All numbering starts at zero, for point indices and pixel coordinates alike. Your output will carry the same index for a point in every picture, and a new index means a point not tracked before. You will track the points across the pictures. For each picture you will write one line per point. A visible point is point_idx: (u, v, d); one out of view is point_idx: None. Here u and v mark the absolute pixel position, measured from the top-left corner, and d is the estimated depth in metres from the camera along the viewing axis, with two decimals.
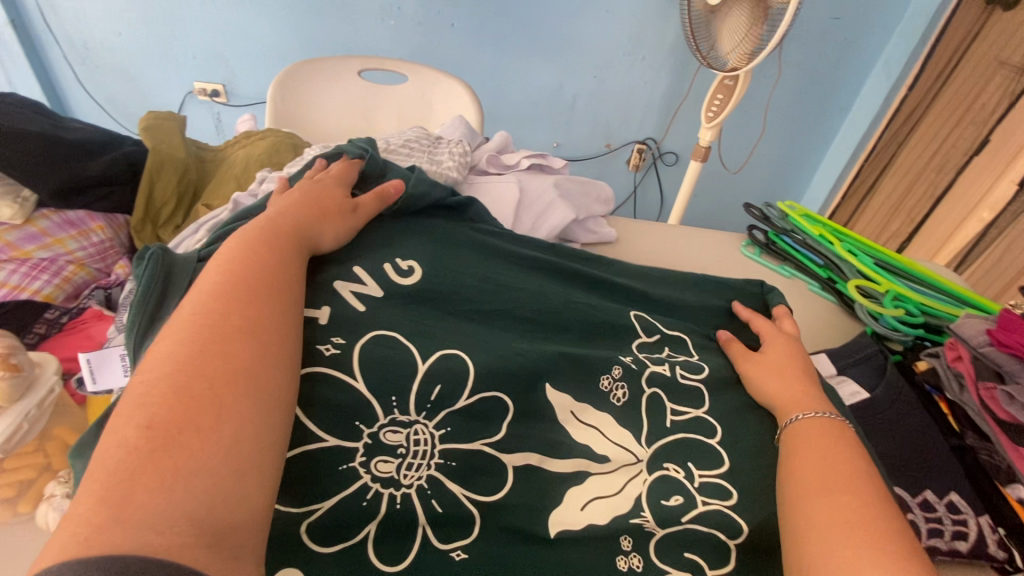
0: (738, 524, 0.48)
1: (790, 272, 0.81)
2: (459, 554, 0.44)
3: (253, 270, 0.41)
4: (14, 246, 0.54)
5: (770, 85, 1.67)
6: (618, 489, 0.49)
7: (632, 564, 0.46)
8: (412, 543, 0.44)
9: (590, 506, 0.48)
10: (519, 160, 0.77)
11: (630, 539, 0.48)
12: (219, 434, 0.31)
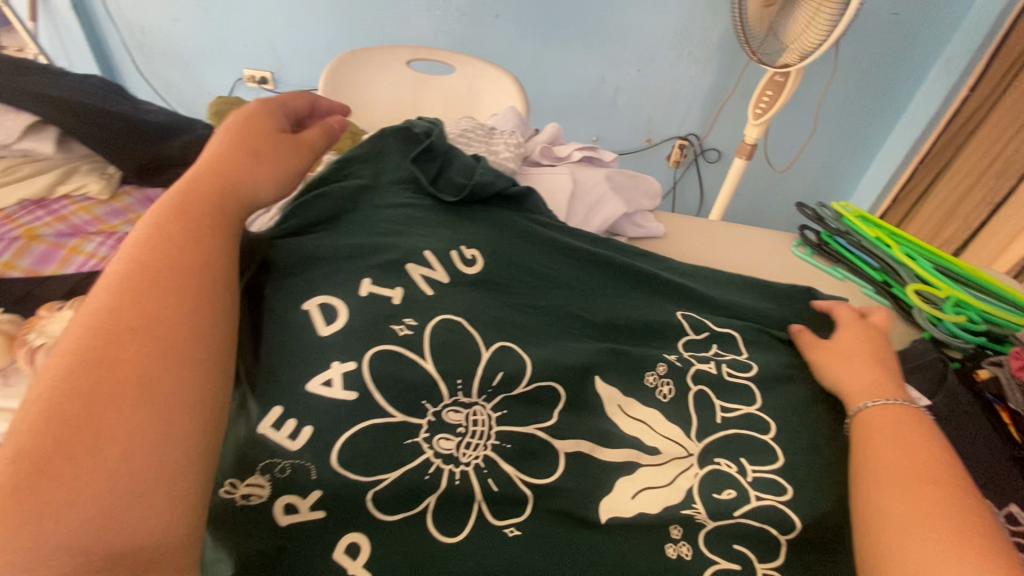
0: (791, 521, 0.48)
1: (844, 274, 0.79)
2: (513, 531, 0.46)
3: (173, 246, 0.37)
4: (101, 220, 0.56)
5: (825, 81, 1.62)
6: (668, 480, 0.50)
7: (681, 552, 0.46)
8: (470, 517, 0.46)
9: (641, 495, 0.49)
10: (570, 152, 0.77)
11: (680, 528, 0.48)
12: (120, 413, 0.29)
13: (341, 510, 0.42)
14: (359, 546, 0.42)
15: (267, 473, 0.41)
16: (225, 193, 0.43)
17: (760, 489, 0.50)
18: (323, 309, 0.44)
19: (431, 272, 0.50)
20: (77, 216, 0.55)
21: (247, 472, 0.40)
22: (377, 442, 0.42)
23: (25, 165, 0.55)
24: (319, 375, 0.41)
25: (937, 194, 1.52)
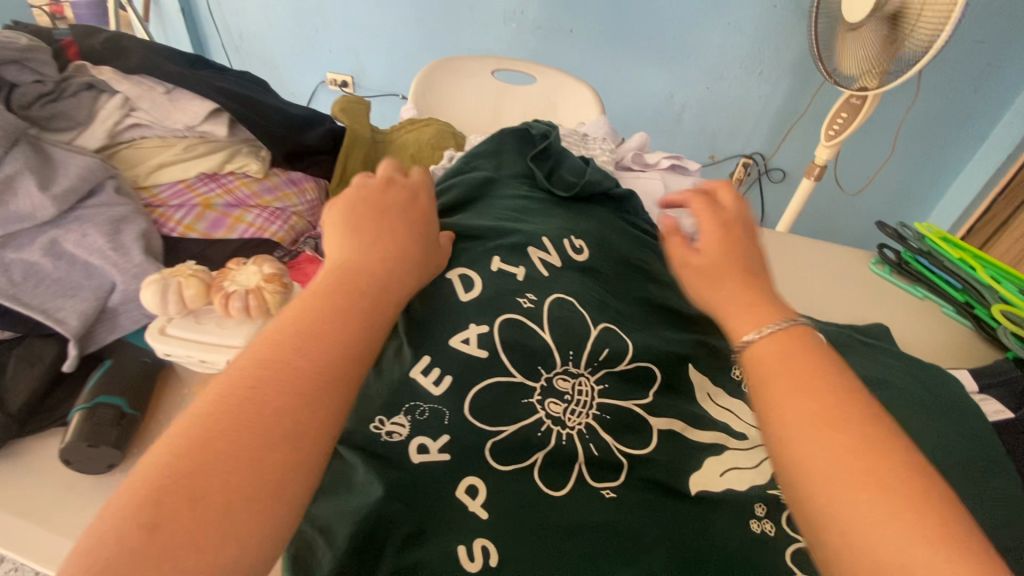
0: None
1: (924, 293, 0.81)
2: (609, 493, 0.50)
3: (316, 326, 0.37)
4: (259, 195, 0.65)
5: (906, 106, 1.60)
6: (753, 464, 0.54)
7: (765, 528, 0.50)
8: (572, 477, 0.50)
9: (728, 474, 0.53)
10: (659, 160, 0.82)
11: (763, 507, 0.52)
12: (224, 476, 0.29)
13: (463, 457, 0.48)
14: (477, 488, 0.47)
15: (410, 414, 0.47)
16: (383, 269, 0.43)
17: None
18: (462, 279, 0.52)
19: (547, 256, 0.56)
20: (240, 190, 0.64)
21: (394, 411, 0.47)
22: (499, 398, 0.49)
23: (200, 145, 0.62)
24: (459, 334, 0.48)
25: None
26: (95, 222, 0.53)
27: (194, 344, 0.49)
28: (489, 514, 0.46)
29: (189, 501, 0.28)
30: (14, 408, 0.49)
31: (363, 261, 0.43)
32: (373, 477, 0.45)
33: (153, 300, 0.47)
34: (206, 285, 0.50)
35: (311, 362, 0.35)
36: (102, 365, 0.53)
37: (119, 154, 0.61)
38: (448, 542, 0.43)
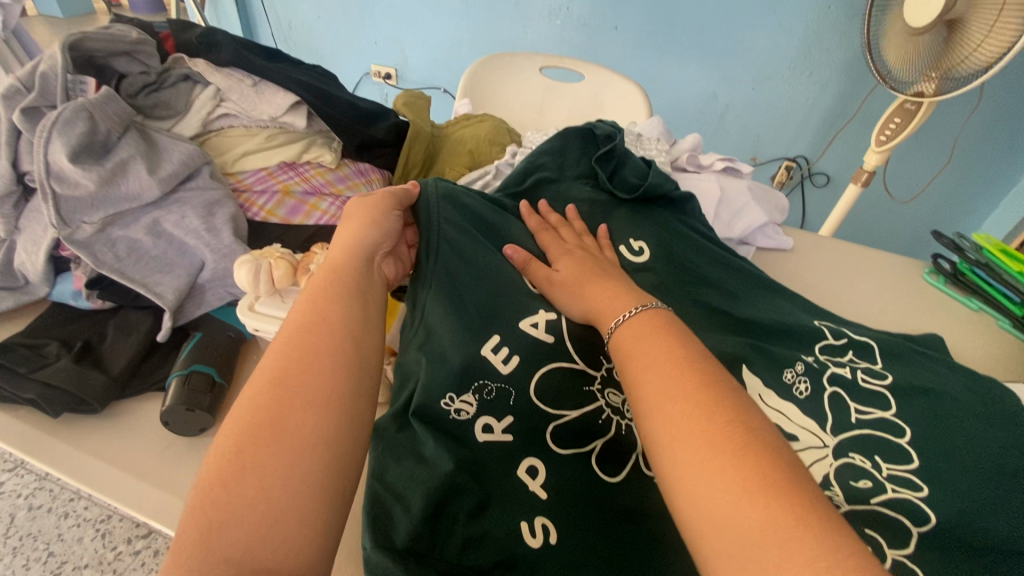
0: (925, 515, 0.50)
1: (978, 305, 0.80)
2: None
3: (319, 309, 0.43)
4: (333, 184, 0.68)
5: (964, 115, 1.54)
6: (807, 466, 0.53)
7: None
8: (626, 466, 0.52)
9: None
10: (714, 162, 0.82)
11: None
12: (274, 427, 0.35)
13: (525, 438, 0.51)
14: (537, 469, 0.49)
15: (477, 393, 0.50)
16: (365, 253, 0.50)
17: (896, 486, 0.52)
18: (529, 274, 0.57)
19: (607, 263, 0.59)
20: (316, 178, 0.67)
21: (464, 389, 0.50)
22: (562, 384, 0.52)
23: (280, 135, 0.66)
24: (528, 320, 0.52)
25: None
26: (192, 205, 0.58)
27: (279, 320, 0.53)
28: (548, 495, 0.48)
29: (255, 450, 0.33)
30: (117, 371, 0.54)
31: (349, 259, 0.49)
32: (443, 452, 0.47)
33: (246, 277, 0.51)
34: (293, 267, 0.54)
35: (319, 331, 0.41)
36: (194, 336, 0.57)
37: (209, 142, 0.65)
38: (510, 516, 0.46)
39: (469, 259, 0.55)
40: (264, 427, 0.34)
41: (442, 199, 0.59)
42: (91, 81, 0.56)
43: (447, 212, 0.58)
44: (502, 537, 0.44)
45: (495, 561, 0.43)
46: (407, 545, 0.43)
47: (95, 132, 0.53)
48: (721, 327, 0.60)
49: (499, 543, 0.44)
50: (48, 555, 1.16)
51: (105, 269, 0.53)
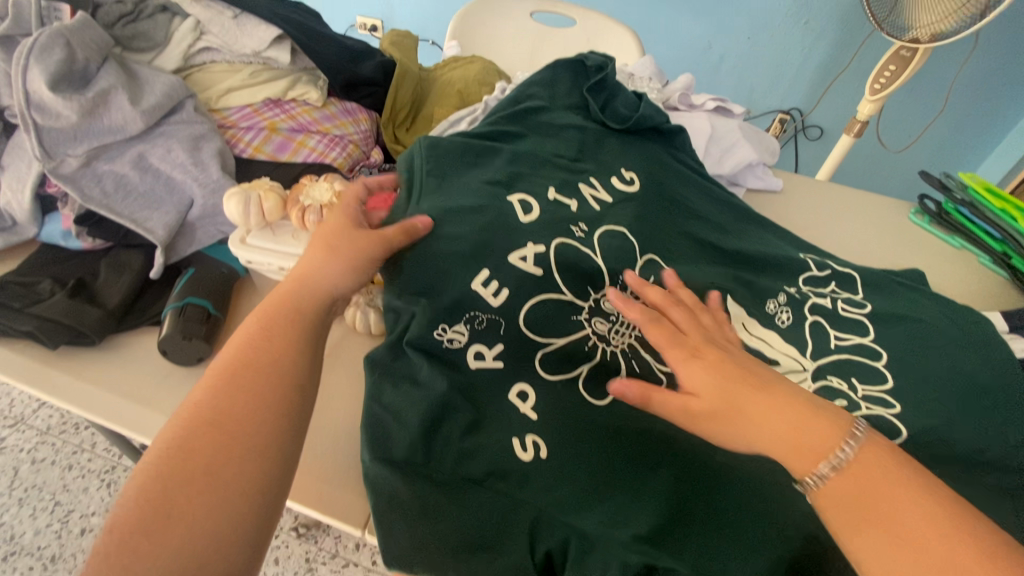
0: (898, 428, 0.52)
1: (960, 243, 0.82)
2: None
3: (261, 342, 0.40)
4: (320, 122, 0.67)
5: (959, 64, 1.53)
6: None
7: None
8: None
9: None
10: (705, 101, 0.82)
11: None
12: (193, 473, 0.33)
13: (516, 364, 0.52)
14: (527, 394, 0.51)
15: (469, 323, 0.51)
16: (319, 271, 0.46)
17: (870, 404, 0.54)
18: (521, 202, 0.54)
19: (597, 192, 0.58)
20: (302, 116, 0.66)
21: (456, 319, 0.50)
22: (549, 314, 0.53)
23: (265, 71, 0.65)
24: (518, 253, 0.51)
25: None
26: (177, 138, 0.57)
27: (271, 252, 0.53)
28: (539, 415, 0.50)
29: (165, 500, 0.32)
30: (112, 305, 0.55)
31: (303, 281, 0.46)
32: (437, 375, 0.49)
33: (237, 209, 0.51)
34: (283, 200, 0.54)
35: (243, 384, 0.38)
36: (186, 272, 0.58)
37: (192, 77, 0.64)
38: (503, 433, 0.48)
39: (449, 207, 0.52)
40: (170, 470, 0.33)
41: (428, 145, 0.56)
42: (66, 7, 0.55)
43: (435, 155, 0.55)
44: (495, 450, 0.47)
45: (488, 472, 0.46)
46: (405, 458, 0.46)
47: (74, 59, 0.52)
48: (707, 259, 0.61)
49: (493, 456, 0.47)
50: (54, 504, 1.20)
51: (93, 204, 0.53)
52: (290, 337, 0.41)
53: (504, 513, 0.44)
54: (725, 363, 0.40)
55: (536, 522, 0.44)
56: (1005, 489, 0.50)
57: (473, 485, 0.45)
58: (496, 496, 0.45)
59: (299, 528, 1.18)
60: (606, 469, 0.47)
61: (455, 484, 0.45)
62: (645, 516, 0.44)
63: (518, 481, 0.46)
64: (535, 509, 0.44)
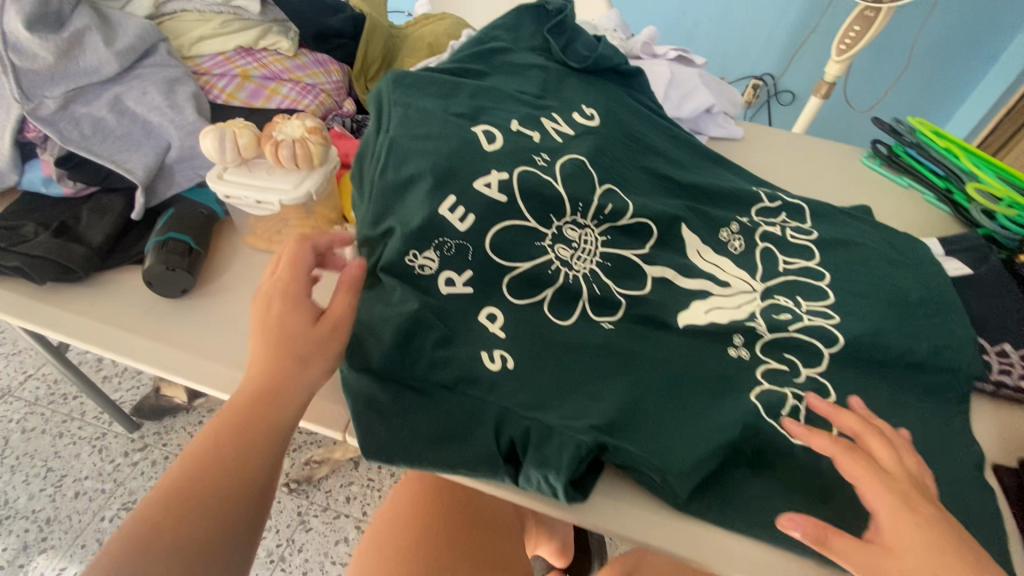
0: (836, 337, 0.57)
1: (908, 183, 0.85)
2: (608, 326, 0.57)
3: (241, 424, 0.42)
4: (292, 71, 0.69)
5: (920, 24, 1.58)
6: (736, 305, 0.60)
7: (741, 353, 0.57)
8: (576, 310, 0.57)
9: (712, 312, 0.59)
10: (667, 51, 0.85)
11: (741, 337, 0.58)
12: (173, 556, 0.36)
13: (484, 288, 0.56)
14: (496, 315, 0.55)
15: (438, 250, 0.54)
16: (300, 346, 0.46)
17: (812, 317, 0.59)
18: (485, 132, 0.58)
19: (559, 126, 0.62)
20: (274, 65, 0.68)
21: (426, 246, 0.54)
22: (515, 240, 0.57)
23: (234, 21, 0.67)
24: (483, 179, 0.55)
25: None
26: (152, 81, 0.59)
27: (248, 186, 0.55)
28: (507, 334, 0.54)
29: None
30: (97, 244, 0.57)
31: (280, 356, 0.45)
32: (410, 295, 0.53)
33: (212, 146, 0.54)
34: (258, 136, 0.56)
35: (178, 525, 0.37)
36: (166, 211, 0.60)
37: (164, 25, 0.66)
38: (473, 346, 0.52)
39: (413, 132, 0.57)
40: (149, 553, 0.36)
41: (394, 86, 0.61)
42: None
43: (398, 94, 0.60)
44: (465, 359, 0.50)
45: (458, 378, 0.49)
46: (381, 366, 0.49)
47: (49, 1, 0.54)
48: (662, 191, 0.65)
49: (462, 364, 0.50)
50: (47, 470, 1.22)
51: (73, 146, 0.55)
52: (236, 462, 0.41)
53: (473, 412, 0.48)
54: (930, 523, 0.39)
55: (502, 418, 0.48)
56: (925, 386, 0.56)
57: (445, 389, 0.49)
58: (466, 398, 0.49)
59: (290, 484, 1.22)
60: (569, 379, 0.52)
61: (429, 388, 0.49)
62: (602, 412, 0.48)
63: (487, 385, 0.49)
64: (502, 408, 0.48)
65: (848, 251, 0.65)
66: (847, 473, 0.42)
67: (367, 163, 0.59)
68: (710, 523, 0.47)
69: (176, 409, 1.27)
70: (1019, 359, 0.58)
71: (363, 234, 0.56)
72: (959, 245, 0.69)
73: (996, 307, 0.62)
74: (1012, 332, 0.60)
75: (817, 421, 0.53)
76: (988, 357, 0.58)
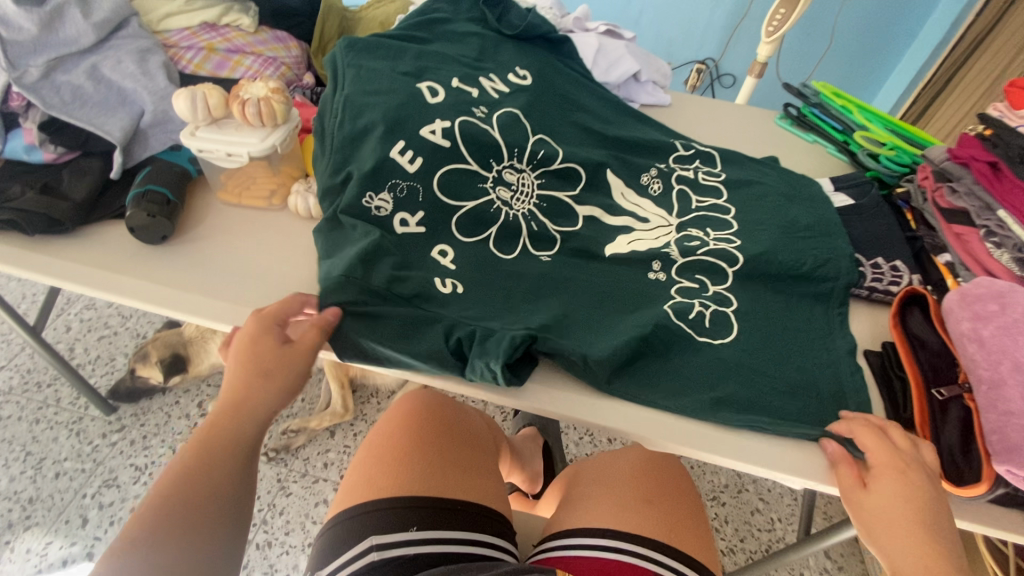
0: (736, 257, 0.67)
1: (813, 138, 0.96)
2: (546, 258, 0.65)
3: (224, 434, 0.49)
4: (253, 45, 0.76)
5: (840, 6, 1.72)
6: (654, 237, 0.69)
7: (659, 275, 0.66)
8: (518, 245, 0.65)
9: (634, 244, 0.68)
10: (597, 25, 0.94)
11: (659, 263, 0.67)
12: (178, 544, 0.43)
13: (435, 227, 0.63)
14: (446, 252, 0.62)
15: (392, 192, 0.62)
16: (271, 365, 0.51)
17: (718, 242, 0.69)
18: (429, 88, 0.66)
19: (496, 84, 0.71)
20: (236, 39, 0.75)
21: (380, 189, 0.61)
22: (459, 181, 0.65)
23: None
24: (427, 127, 0.63)
25: (939, 113, 1.63)
26: (126, 51, 0.67)
27: (220, 141, 0.62)
28: (456, 266, 0.61)
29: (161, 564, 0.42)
30: (80, 199, 0.63)
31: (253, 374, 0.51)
32: (370, 227, 0.60)
33: (183, 104, 0.60)
34: (225, 97, 0.63)
35: (165, 526, 0.43)
36: (143, 169, 0.66)
37: (134, 2, 0.73)
38: (426, 273, 0.60)
39: (364, 89, 0.65)
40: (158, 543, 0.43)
41: (347, 50, 0.69)
42: None
43: (350, 58, 0.68)
44: (419, 279, 0.59)
45: (414, 293, 0.57)
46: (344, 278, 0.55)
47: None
48: (588, 142, 0.75)
49: (417, 280, 0.58)
50: (26, 454, 1.24)
51: (54, 110, 0.62)
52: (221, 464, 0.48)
53: (428, 319, 0.56)
54: (911, 488, 0.48)
55: (453, 324, 0.56)
56: (815, 294, 0.66)
57: (402, 302, 0.57)
58: (420, 308, 0.56)
59: (269, 453, 1.25)
60: (510, 293, 0.60)
61: (388, 298, 0.56)
62: (537, 316, 0.57)
63: (439, 298, 0.58)
64: (453, 318, 0.56)
65: (748, 187, 0.76)
66: (861, 444, 0.51)
67: (323, 120, 0.66)
68: (624, 400, 0.57)
69: (152, 391, 1.30)
70: (889, 269, 0.69)
71: (322, 184, 0.63)
72: (846, 182, 0.80)
73: (872, 228, 0.73)
74: (885, 247, 0.71)
75: (720, 321, 0.62)
76: (864, 268, 0.69)
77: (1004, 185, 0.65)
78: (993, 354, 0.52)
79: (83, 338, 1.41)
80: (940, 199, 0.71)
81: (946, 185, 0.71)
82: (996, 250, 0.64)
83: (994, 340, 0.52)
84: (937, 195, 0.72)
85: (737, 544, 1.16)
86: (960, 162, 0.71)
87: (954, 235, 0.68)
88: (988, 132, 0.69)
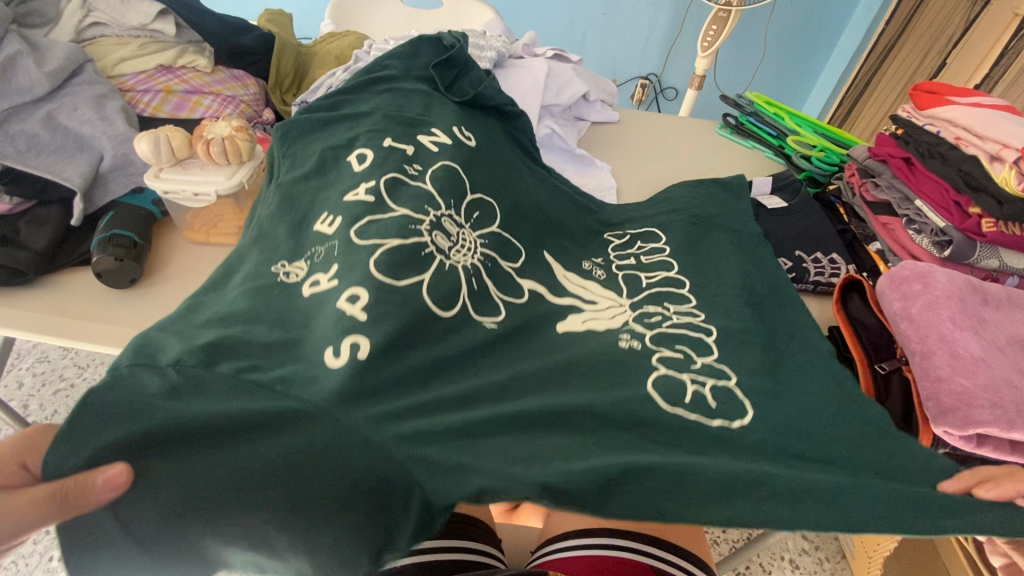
0: (709, 330, 0.60)
1: (751, 144, 1.03)
2: (491, 325, 0.55)
3: None
4: (212, 85, 0.78)
5: (765, 20, 1.86)
6: (608, 318, 0.62)
7: (632, 344, 0.58)
8: (458, 301, 0.54)
9: (590, 322, 0.61)
10: (545, 51, 1.00)
11: (628, 339, 0.58)
12: None
13: (348, 275, 0.50)
14: (358, 297, 0.48)
15: (304, 260, 0.53)
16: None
17: (681, 317, 0.62)
18: (360, 156, 0.64)
19: (434, 140, 0.69)
20: (195, 80, 0.77)
21: (295, 257, 0.54)
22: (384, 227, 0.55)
23: (152, 43, 0.75)
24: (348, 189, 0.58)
25: (862, 113, 1.78)
26: (82, 98, 0.67)
27: (187, 182, 0.63)
28: (368, 317, 0.47)
29: None
30: (41, 248, 0.62)
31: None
32: (267, 293, 0.50)
33: (147, 147, 0.60)
34: (188, 138, 0.64)
35: None
36: (107, 214, 0.66)
37: (86, 49, 0.73)
38: (320, 340, 0.45)
39: (293, 164, 0.64)
40: None
41: (280, 137, 0.69)
42: None
43: (288, 136, 0.69)
44: (300, 363, 0.44)
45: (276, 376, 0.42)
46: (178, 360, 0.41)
47: None
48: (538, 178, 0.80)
49: (294, 369, 0.43)
50: None
51: (8, 159, 0.60)
52: None
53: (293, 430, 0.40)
54: None
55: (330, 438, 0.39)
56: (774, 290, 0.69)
57: (257, 392, 0.41)
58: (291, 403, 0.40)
59: None
60: (441, 389, 0.46)
61: (238, 394, 0.40)
62: (454, 455, 0.40)
63: (311, 389, 0.41)
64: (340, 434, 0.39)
65: (695, 194, 0.82)
66: None
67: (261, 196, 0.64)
68: None
69: None
70: (828, 261, 0.75)
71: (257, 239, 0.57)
72: (779, 185, 0.87)
73: (808, 225, 0.80)
74: (824, 243, 0.77)
75: (727, 400, 0.52)
76: (806, 262, 0.74)
77: (918, 177, 0.73)
78: (922, 328, 0.58)
79: (37, 394, 1.34)
80: (867, 194, 0.79)
81: (869, 180, 0.79)
82: (917, 235, 0.70)
83: (922, 316, 0.59)
84: (864, 190, 0.80)
85: (719, 535, 1.20)
86: (879, 159, 0.79)
87: (880, 225, 0.76)
88: (899, 133, 0.79)
